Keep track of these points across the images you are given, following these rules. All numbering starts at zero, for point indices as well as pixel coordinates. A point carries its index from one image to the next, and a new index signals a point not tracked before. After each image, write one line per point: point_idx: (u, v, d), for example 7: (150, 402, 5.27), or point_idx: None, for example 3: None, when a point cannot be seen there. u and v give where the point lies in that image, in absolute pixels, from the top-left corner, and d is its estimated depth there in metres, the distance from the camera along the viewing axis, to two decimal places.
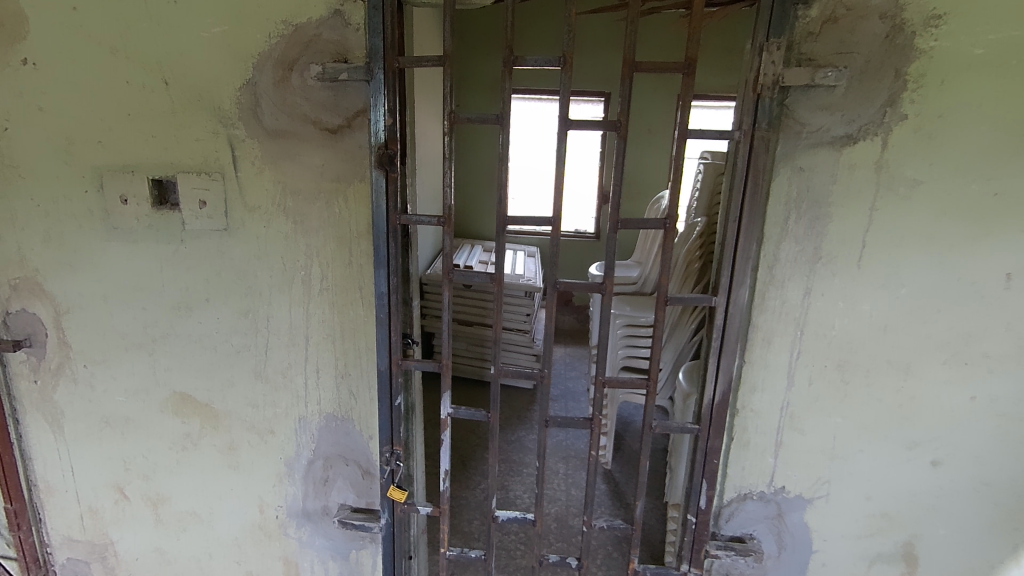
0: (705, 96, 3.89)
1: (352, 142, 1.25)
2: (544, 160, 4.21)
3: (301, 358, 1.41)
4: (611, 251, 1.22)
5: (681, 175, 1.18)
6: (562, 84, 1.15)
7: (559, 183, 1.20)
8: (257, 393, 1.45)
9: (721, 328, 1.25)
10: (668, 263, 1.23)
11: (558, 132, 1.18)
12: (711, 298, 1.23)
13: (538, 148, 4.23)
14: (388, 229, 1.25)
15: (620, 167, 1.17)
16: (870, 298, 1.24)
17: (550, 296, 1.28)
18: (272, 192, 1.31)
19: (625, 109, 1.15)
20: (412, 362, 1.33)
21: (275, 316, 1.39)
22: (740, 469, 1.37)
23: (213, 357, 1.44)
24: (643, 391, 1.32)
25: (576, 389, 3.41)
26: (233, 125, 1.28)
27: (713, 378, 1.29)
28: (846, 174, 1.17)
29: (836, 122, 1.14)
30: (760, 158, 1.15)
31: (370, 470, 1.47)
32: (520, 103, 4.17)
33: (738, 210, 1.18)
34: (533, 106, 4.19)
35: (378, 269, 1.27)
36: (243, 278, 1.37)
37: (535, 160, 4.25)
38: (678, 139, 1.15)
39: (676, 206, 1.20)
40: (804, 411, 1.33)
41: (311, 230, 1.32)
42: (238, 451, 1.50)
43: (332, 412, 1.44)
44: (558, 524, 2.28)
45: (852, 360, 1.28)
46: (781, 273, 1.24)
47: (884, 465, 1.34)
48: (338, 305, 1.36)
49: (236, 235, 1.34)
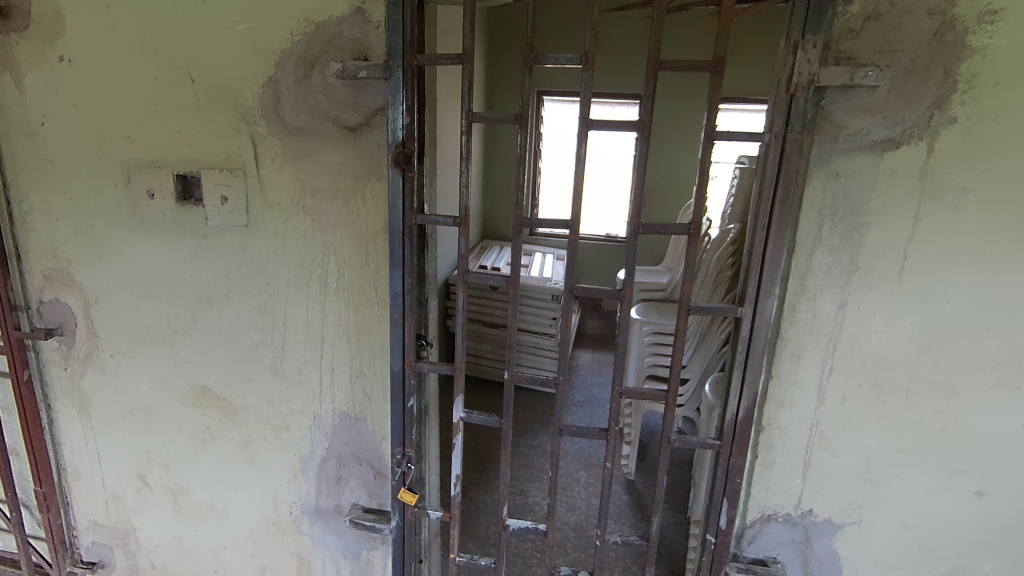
0: (744, 100, 3.77)
1: (371, 141, 1.24)
2: (563, 182, 4.23)
3: (316, 356, 1.41)
4: (631, 256, 1.17)
5: (707, 180, 1.12)
6: (584, 85, 1.11)
7: (578, 187, 1.16)
8: (273, 388, 1.46)
9: (747, 340, 1.17)
10: (691, 270, 1.17)
11: (578, 132, 1.14)
12: (736, 308, 1.16)
13: (558, 171, 4.23)
14: (404, 229, 1.23)
15: (642, 171, 1.12)
16: (911, 313, 1.15)
17: (568, 300, 1.24)
18: (291, 189, 1.31)
19: (649, 109, 1.10)
20: (425, 364, 1.31)
21: (291, 313, 1.39)
22: (763, 489, 1.31)
23: (232, 351, 1.45)
24: (662, 402, 1.26)
25: (601, 395, 3.36)
26: (255, 122, 1.29)
27: (737, 393, 1.21)
28: (888, 181, 1.09)
29: (876, 125, 1.07)
30: (792, 162, 1.07)
31: (382, 471, 1.45)
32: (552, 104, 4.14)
33: (767, 216, 1.10)
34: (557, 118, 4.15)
35: (392, 268, 1.25)
36: (262, 274, 1.38)
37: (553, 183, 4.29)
38: (705, 141, 1.10)
39: (701, 211, 1.14)
40: (835, 432, 1.25)
41: (329, 229, 1.31)
42: (254, 445, 1.51)
43: (345, 411, 1.43)
44: (575, 533, 2.23)
45: (889, 380, 1.20)
46: (813, 284, 1.17)
47: (923, 493, 1.25)
48: (354, 304, 1.35)
49: (256, 231, 1.35)
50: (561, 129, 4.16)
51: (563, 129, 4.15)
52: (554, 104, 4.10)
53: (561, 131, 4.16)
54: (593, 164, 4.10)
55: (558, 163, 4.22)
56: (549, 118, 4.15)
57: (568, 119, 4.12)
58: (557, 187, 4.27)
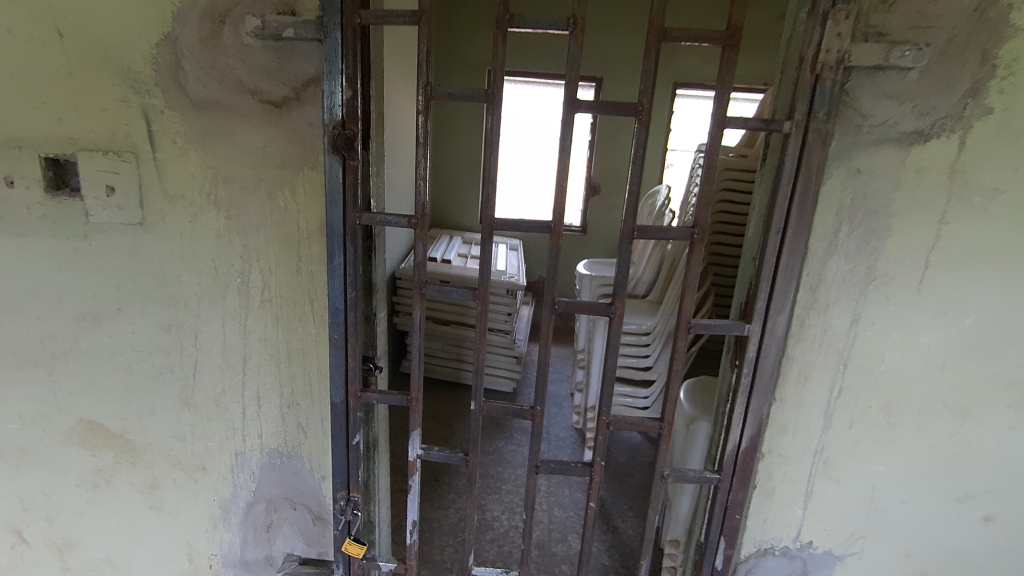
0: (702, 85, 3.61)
1: (301, 119, 0.98)
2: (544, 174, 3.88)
3: (237, 383, 1.16)
4: (623, 265, 0.98)
5: (714, 176, 0.94)
6: (569, 65, 0.91)
7: (561, 182, 0.96)
8: (183, 423, 1.19)
9: (753, 362, 1.02)
10: (691, 282, 0.99)
11: (562, 115, 0.93)
12: (743, 325, 1.00)
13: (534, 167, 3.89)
14: (345, 230, 0.99)
15: (640, 164, 0.94)
16: (929, 328, 1.03)
17: (546, 317, 1.03)
18: (199, 179, 1.03)
19: (648, 88, 0.91)
20: (373, 394, 1.08)
21: (204, 333, 1.13)
22: (761, 521, 1.16)
23: (128, 379, 1.17)
24: (654, 433, 1.08)
25: (558, 393, 3.20)
26: (148, 93, 0.99)
27: (739, 420, 1.05)
28: (913, 179, 0.96)
29: (905, 114, 0.93)
30: (814, 157, 0.91)
31: (322, 516, 1.23)
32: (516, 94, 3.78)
33: (782, 218, 0.95)
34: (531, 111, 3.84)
35: (331, 278, 1.01)
36: (164, 285, 1.10)
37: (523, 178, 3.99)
38: (714, 128, 0.92)
39: (706, 213, 0.97)
40: (841, 458, 1.11)
41: (249, 229, 1.05)
42: (161, 490, 1.25)
43: (275, 447, 1.19)
44: (540, 552, 2.05)
45: (900, 401, 1.07)
46: (825, 296, 1.02)
47: (929, 519, 1.14)
48: (284, 321, 1.10)
49: (154, 231, 1.07)
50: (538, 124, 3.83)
51: (540, 122, 3.81)
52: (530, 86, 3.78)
53: (538, 124, 3.84)
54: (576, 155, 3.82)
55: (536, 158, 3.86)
56: (519, 112, 3.82)
57: (548, 112, 3.79)
58: (536, 179, 3.89)
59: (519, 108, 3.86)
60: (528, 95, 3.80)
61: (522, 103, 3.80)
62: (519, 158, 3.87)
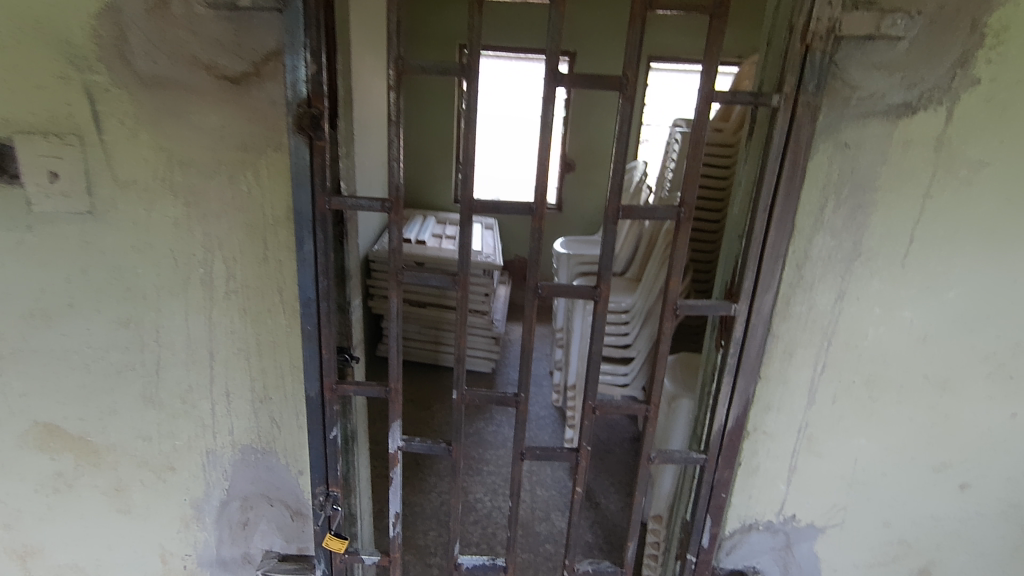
0: (677, 59, 3.54)
1: (262, 97, 0.91)
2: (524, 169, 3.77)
3: (205, 379, 1.09)
4: (608, 246, 0.95)
5: (701, 152, 0.91)
6: (550, 40, 0.87)
7: (543, 161, 0.91)
8: (148, 422, 1.13)
9: (740, 342, 1.00)
10: (678, 262, 0.96)
11: (543, 91, 0.89)
12: (730, 306, 0.98)
13: (513, 162, 3.75)
14: (314, 215, 0.93)
15: (625, 141, 0.90)
16: (912, 302, 1.02)
17: (529, 302, 1.00)
18: (152, 163, 0.95)
19: (633, 61, 0.87)
20: (350, 387, 1.04)
21: (166, 327, 1.06)
22: (745, 498, 1.16)
23: (86, 379, 1.10)
24: (640, 416, 1.06)
25: (537, 372, 3.19)
26: (90, 68, 0.90)
27: (726, 401, 1.04)
28: (900, 153, 0.94)
29: (894, 86, 0.91)
30: (804, 131, 0.89)
31: (301, 511, 1.19)
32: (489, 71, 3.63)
33: (769, 195, 0.92)
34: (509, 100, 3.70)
35: (301, 267, 0.95)
36: (119, 278, 1.02)
37: (502, 173, 3.85)
38: (701, 103, 0.89)
39: (692, 191, 0.93)
40: (824, 433, 1.11)
41: (211, 216, 0.98)
42: (129, 492, 1.19)
43: (249, 444, 1.14)
44: (524, 532, 2.04)
45: (883, 376, 1.07)
46: (811, 273, 1.01)
47: (908, 490, 1.15)
48: (252, 313, 1.04)
49: (105, 221, 0.99)
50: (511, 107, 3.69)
51: (514, 105, 3.68)
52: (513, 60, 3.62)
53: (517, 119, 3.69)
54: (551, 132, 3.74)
55: (516, 153, 3.71)
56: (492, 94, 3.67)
57: (529, 106, 3.64)
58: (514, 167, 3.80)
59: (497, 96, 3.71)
60: (509, 85, 3.67)
61: (503, 94, 3.66)
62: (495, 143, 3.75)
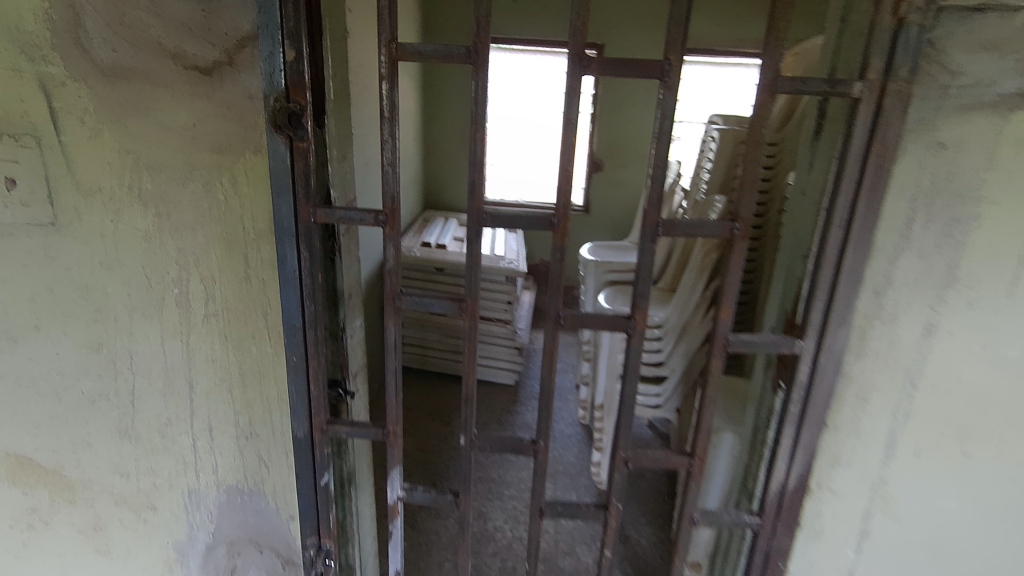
0: (711, 51, 3.28)
1: (236, 89, 0.79)
2: (547, 176, 3.68)
3: (184, 413, 0.97)
4: (644, 267, 0.79)
5: (760, 153, 0.74)
6: (573, 20, 0.71)
7: (566, 165, 0.76)
8: (125, 458, 1.01)
9: (805, 385, 0.83)
10: (730, 288, 0.80)
11: (566, 81, 0.73)
12: (794, 341, 0.81)
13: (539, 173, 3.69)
14: (298, 229, 0.79)
15: (666, 140, 0.74)
16: (1020, 339, 0.83)
17: (548, 331, 0.84)
18: (118, 168, 0.83)
19: (678, 41, 0.71)
20: (342, 427, 0.90)
21: (140, 354, 0.94)
22: (806, 564, 0.98)
23: (56, 409, 0.98)
24: (681, 469, 0.90)
25: (563, 385, 3.02)
26: (45, 60, 0.79)
27: (786, 454, 0.88)
28: (1011, 155, 0.75)
29: (1006, 71, 0.72)
30: (893, 127, 0.72)
31: (292, 559, 1.06)
32: (512, 71, 3.46)
33: (846, 208, 0.75)
34: (531, 107, 3.57)
35: (284, 290, 0.82)
36: (87, 298, 0.91)
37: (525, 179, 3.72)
38: (763, 92, 0.72)
39: (749, 201, 0.76)
40: (903, 492, 0.93)
41: (184, 229, 0.86)
42: (107, 531, 1.07)
43: (234, 484, 1.02)
44: (547, 568, 1.88)
45: (979, 426, 0.88)
46: (893, 301, 0.83)
47: (1007, 561, 0.95)
48: (234, 339, 0.92)
49: (69, 234, 0.87)
50: (536, 111, 3.57)
51: (539, 109, 3.56)
52: (542, 55, 3.40)
53: (542, 126, 3.62)
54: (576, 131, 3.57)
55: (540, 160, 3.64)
56: (516, 98, 3.53)
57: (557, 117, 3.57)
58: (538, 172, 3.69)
59: (519, 100, 3.55)
60: (535, 88, 3.49)
61: (529, 106, 3.54)
62: (518, 147, 3.64)
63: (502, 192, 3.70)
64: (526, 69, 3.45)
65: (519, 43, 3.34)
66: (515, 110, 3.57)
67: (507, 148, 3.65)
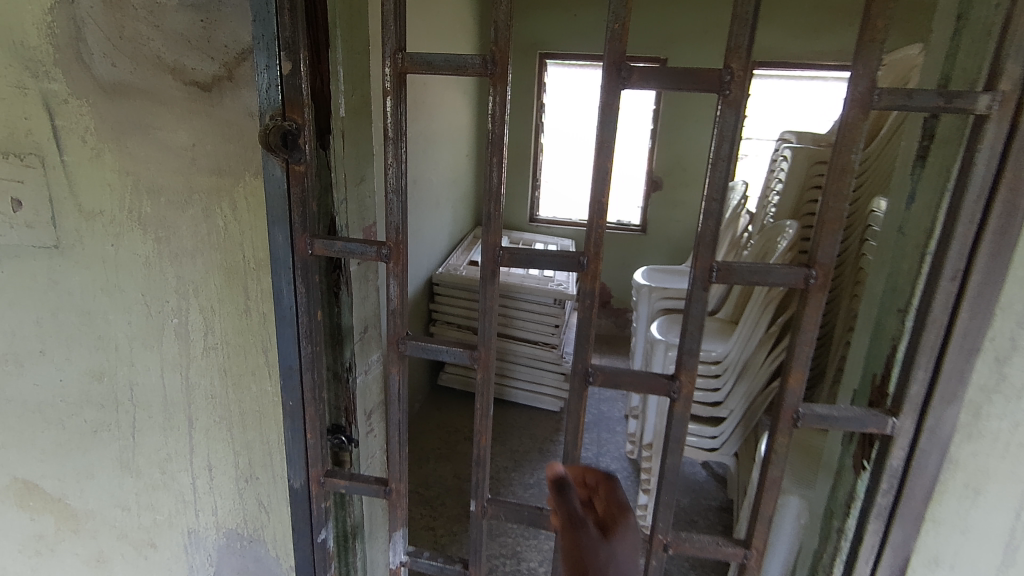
0: (784, 64, 3.05)
1: (236, 107, 0.71)
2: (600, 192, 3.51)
3: (184, 448, 0.91)
4: (693, 318, 0.65)
5: (847, 184, 0.59)
6: (611, 23, 0.59)
7: (600, 196, 0.63)
8: (126, 491, 0.96)
9: (898, 474, 0.66)
10: (803, 349, 0.64)
11: (602, 96, 0.61)
12: (886, 420, 0.64)
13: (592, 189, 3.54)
14: (294, 263, 0.70)
15: (724, 166, 0.60)
16: None
17: (575, 390, 0.71)
18: (117, 189, 0.78)
19: (742, 46, 0.57)
20: (341, 482, 0.80)
21: (140, 385, 0.88)
22: None
23: (61, 436, 0.94)
24: (734, 561, 0.74)
25: (611, 416, 2.85)
26: (47, 75, 0.74)
27: (870, 554, 0.71)
28: None
29: None
30: None
31: None
32: (569, 87, 3.37)
33: (962, 256, 0.58)
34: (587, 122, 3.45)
35: (281, 328, 0.74)
36: (88, 324, 0.86)
37: (579, 196, 3.59)
38: (856, 108, 0.56)
39: (830, 244, 0.61)
40: None
41: (182, 255, 0.79)
42: (110, 564, 1.02)
43: (233, 528, 0.94)
44: None
45: None
46: (1019, 373, 0.65)
47: None
48: (233, 374, 0.84)
49: (70, 256, 0.82)
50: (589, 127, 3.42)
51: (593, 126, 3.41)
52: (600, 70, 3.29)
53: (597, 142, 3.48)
54: (635, 147, 3.41)
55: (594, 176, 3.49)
56: (572, 113, 3.42)
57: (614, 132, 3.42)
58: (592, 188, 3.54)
59: (574, 115, 3.43)
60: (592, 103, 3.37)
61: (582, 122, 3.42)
62: (572, 163, 3.52)
63: (556, 210, 3.60)
64: (584, 84, 3.35)
65: (578, 57, 3.24)
66: (569, 124, 3.44)
67: (561, 165, 3.53)
